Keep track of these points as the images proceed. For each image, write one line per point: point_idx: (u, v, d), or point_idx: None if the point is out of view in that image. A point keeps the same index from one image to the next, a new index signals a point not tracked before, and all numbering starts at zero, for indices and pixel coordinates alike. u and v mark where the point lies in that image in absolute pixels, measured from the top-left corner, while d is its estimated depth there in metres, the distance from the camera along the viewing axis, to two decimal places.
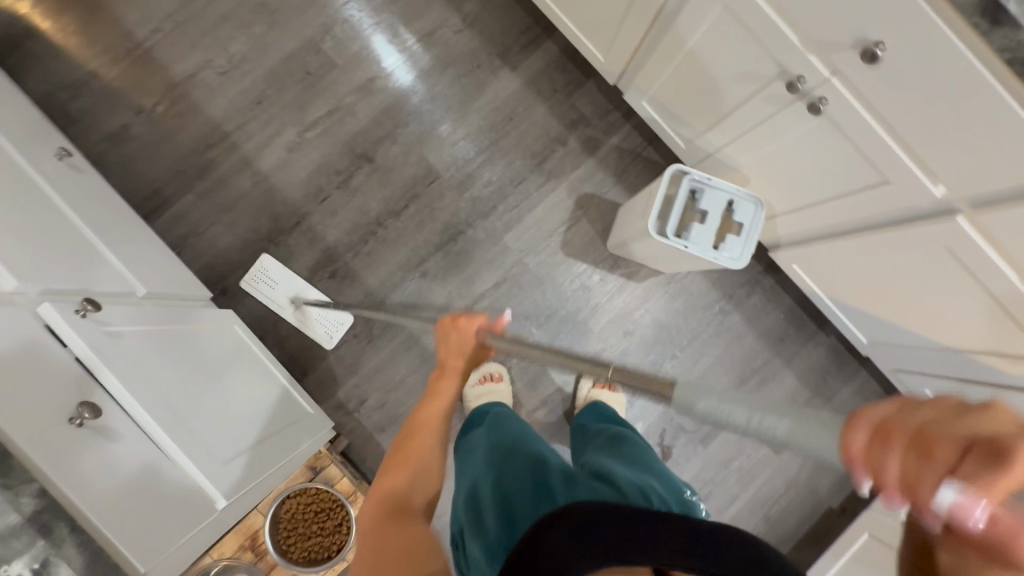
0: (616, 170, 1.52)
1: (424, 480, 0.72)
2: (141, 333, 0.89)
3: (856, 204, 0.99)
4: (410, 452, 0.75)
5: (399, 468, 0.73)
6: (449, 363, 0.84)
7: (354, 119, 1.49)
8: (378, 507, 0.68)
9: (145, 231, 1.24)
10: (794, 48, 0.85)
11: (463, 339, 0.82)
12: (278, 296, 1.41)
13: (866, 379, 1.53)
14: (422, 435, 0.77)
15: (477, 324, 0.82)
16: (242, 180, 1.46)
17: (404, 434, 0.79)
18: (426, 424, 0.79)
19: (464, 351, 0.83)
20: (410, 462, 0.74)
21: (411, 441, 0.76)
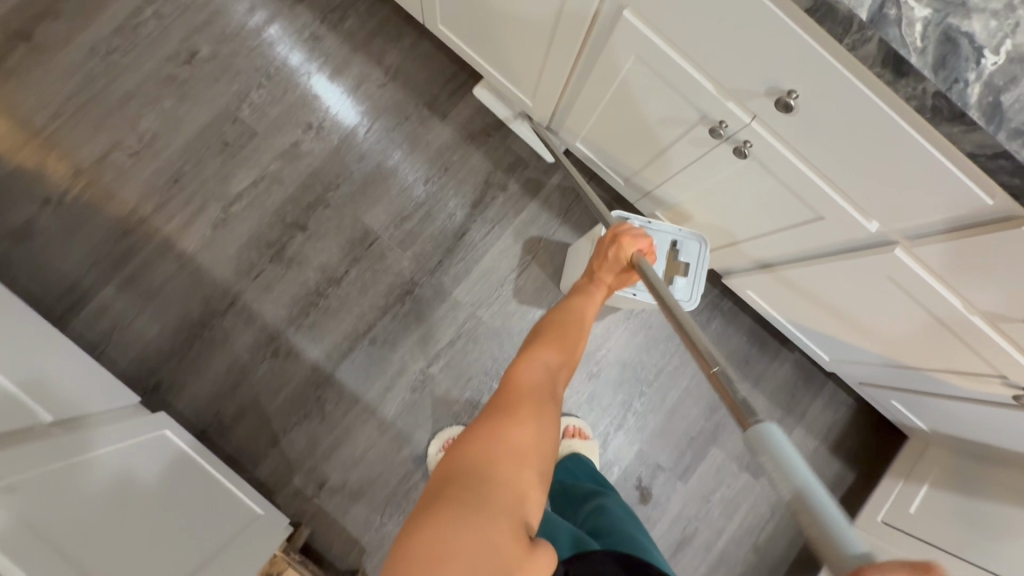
0: (560, 210, 1.48)
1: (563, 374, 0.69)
2: (43, 478, 0.80)
3: (796, 237, 0.97)
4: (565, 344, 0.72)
5: (552, 347, 0.71)
6: (601, 271, 0.87)
7: (282, 186, 1.41)
8: (525, 374, 0.66)
9: (56, 339, 1.13)
10: (711, 96, 0.83)
11: (619, 252, 0.85)
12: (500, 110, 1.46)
13: (834, 390, 1.52)
14: (573, 330, 0.75)
15: (640, 244, 0.85)
16: (167, 264, 1.37)
17: (558, 322, 0.75)
18: (580, 320, 0.77)
19: (618, 267, 0.86)
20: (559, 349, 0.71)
21: (569, 334, 0.74)
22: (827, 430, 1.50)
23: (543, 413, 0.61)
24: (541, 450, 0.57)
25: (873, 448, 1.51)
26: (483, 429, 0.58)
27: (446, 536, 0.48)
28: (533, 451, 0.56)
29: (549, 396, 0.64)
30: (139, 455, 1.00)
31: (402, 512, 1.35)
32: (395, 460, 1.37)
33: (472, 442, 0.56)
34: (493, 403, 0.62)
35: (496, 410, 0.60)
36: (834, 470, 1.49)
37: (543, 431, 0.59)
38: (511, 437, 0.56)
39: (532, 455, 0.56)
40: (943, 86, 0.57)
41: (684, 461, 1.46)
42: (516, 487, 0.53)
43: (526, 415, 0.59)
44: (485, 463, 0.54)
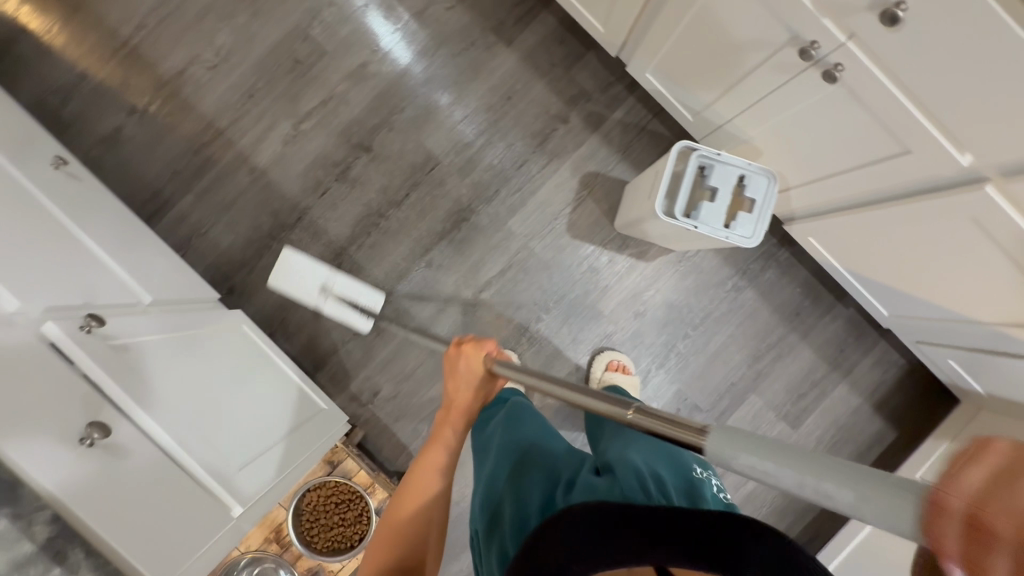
0: (621, 146, 1.46)
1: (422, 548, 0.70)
2: (160, 350, 0.90)
3: (875, 175, 0.94)
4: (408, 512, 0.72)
5: (385, 544, 0.70)
6: (456, 396, 0.83)
7: (349, 107, 1.45)
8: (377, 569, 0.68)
9: (147, 235, 1.23)
10: (807, 12, 0.79)
11: (470, 363, 0.82)
12: (303, 290, 1.33)
13: (886, 349, 1.49)
14: (410, 507, 0.72)
15: (484, 350, 0.82)
16: (241, 177, 1.44)
17: (397, 499, 0.73)
18: (418, 490, 0.73)
19: (471, 380, 0.82)
20: (394, 538, 0.70)
21: (405, 512, 0.72)
22: (873, 388, 1.49)
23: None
24: None
25: (919, 410, 1.49)
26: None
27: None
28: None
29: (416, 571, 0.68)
30: (196, 438, 0.86)
31: None
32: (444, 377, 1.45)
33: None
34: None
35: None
36: (875, 427, 1.49)
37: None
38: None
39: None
40: None
41: (721, 405, 1.49)
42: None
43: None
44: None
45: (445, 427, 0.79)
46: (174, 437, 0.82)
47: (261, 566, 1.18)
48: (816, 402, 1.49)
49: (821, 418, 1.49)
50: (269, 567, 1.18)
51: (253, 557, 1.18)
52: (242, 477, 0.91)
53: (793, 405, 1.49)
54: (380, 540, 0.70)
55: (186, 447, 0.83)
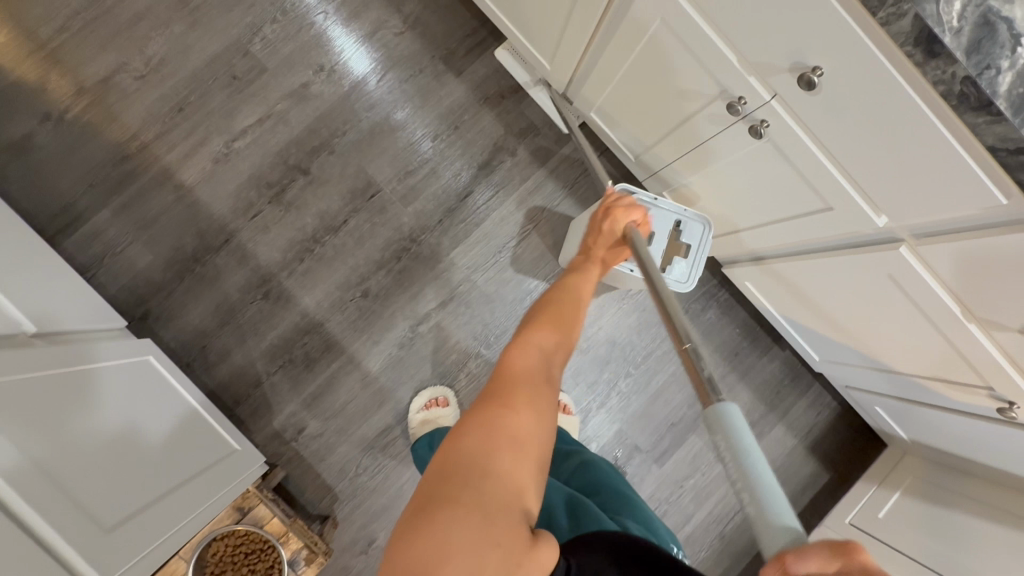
0: (567, 182, 1.46)
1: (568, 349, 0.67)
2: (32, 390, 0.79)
3: (801, 228, 0.96)
4: (563, 319, 0.68)
5: (550, 327, 0.66)
6: (602, 243, 0.85)
7: (287, 127, 1.39)
8: (521, 353, 0.62)
9: (47, 254, 1.13)
10: (734, 70, 0.80)
11: (615, 223, 0.85)
12: (523, 80, 1.43)
13: (820, 392, 1.52)
14: (574, 309, 0.70)
15: (636, 217, 0.85)
16: (165, 193, 1.35)
17: (560, 291, 0.72)
18: (579, 299, 0.72)
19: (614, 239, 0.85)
20: (559, 328, 0.67)
21: (568, 309, 0.70)
22: (807, 430, 1.51)
23: (542, 395, 0.58)
24: (540, 439, 0.55)
25: (851, 453, 1.51)
26: (479, 422, 0.54)
27: (436, 552, 0.46)
28: (530, 445, 0.54)
29: (548, 374, 0.62)
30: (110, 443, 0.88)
31: (378, 464, 1.37)
32: (376, 413, 1.37)
33: (472, 429, 0.54)
34: (496, 382, 0.59)
35: (497, 391, 0.58)
36: (809, 470, 1.50)
37: (537, 414, 0.56)
38: (508, 423, 0.54)
39: (534, 445, 0.55)
40: (972, 70, 0.55)
41: (660, 446, 1.47)
42: (515, 485, 0.51)
43: (521, 396, 0.57)
44: (487, 451, 0.52)
45: (595, 268, 0.80)
46: (30, 501, 0.72)
47: None
48: None
49: None
50: None
51: None
52: (111, 543, 0.81)
53: None
54: (548, 320, 0.66)
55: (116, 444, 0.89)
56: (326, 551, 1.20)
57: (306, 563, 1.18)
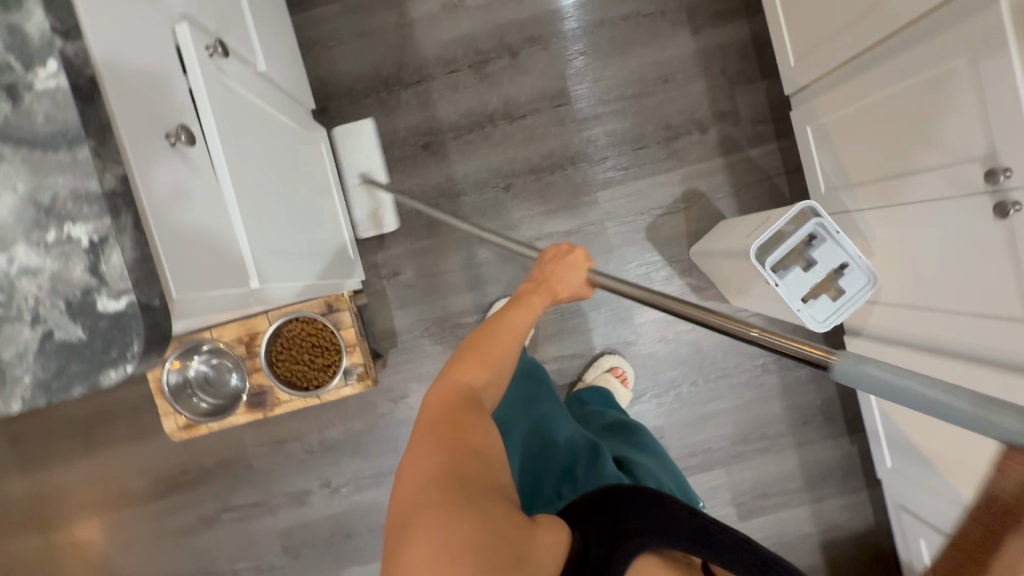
0: (739, 183, 1.42)
1: (498, 380, 0.73)
2: (248, 112, 0.90)
3: (975, 329, 0.90)
4: (495, 352, 0.74)
5: (479, 359, 0.72)
6: (550, 278, 0.86)
7: (517, 8, 1.41)
8: (451, 390, 0.68)
9: (283, 18, 1.23)
10: (1021, 138, 0.74)
11: (574, 264, 0.89)
12: (348, 167, 1.39)
13: (864, 499, 1.46)
14: (509, 340, 0.75)
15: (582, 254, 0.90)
16: (388, 15, 1.42)
17: (490, 326, 0.77)
18: (513, 331, 0.77)
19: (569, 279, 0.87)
20: (490, 358, 0.73)
21: (500, 340, 0.75)
22: (830, 525, 1.46)
23: (485, 418, 0.66)
24: (491, 444, 0.64)
25: (860, 569, 1.46)
26: (437, 449, 0.61)
27: (438, 556, 0.52)
28: (488, 456, 0.62)
29: (485, 404, 0.69)
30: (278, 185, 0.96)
31: (442, 337, 1.45)
32: (463, 294, 1.45)
33: (434, 453, 0.60)
34: (443, 411, 0.65)
35: (443, 418, 0.64)
36: (810, 561, 1.47)
37: (484, 432, 0.64)
38: (463, 443, 0.62)
39: (491, 454, 0.62)
40: None
41: (685, 462, 1.47)
42: (490, 488, 0.58)
43: (466, 421, 0.64)
44: (456, 467, 0.59)
45: (535, 297, 0.83)
46: (234, 181, 0.77)
47: (219, 360, 1.28)
48: (772, 507, 1.47)
49: (767, 525, 1.47)
50: (227, 365, 1.29)
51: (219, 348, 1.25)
52: (272, 262, 0.85)
53: (751, 498, 1.47)
54: (472, 353, 0.72)
55: (276, 188, 0.94)
56: (375, 379, 1.29)
57: (357, 378, 1.26)
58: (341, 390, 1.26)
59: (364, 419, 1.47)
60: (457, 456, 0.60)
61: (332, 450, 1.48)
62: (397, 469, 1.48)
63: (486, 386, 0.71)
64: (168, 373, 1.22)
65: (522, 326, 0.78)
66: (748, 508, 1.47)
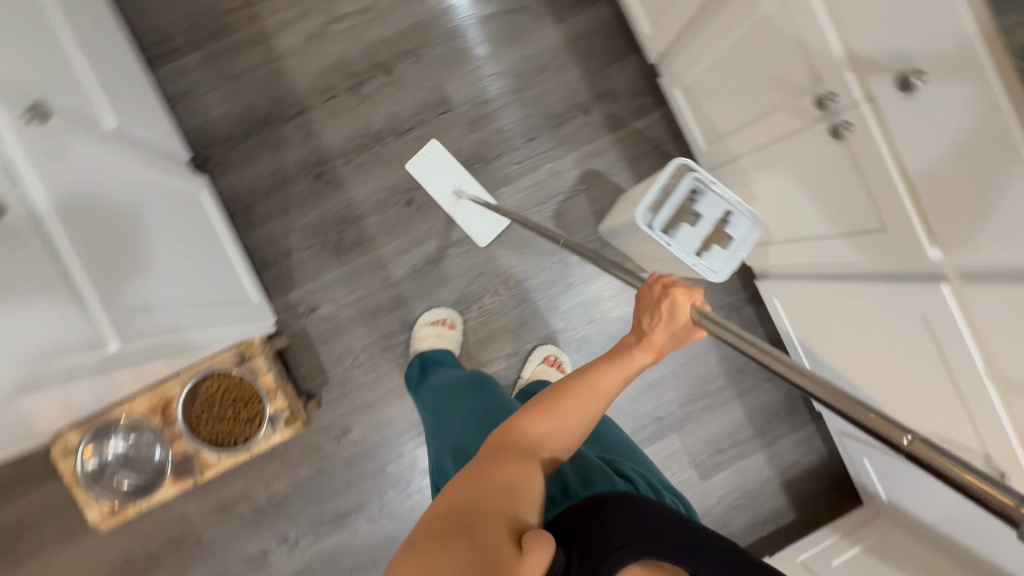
0: (631, 156, 1.46)
1: (563, 437, 0.68)
2: (105, 182, 0.87)
3: (849, 246, 0.95)
4: (564, 409, 0.67)
5: (542, 412, 0.67)
6: (654, 330, 0.69)
7: (382, 26, 1.42)
8: (512, 436, 0.66)
9: (137, 72, 1.20)
10: (835, 63, 0.78)
11: (676, 310, 0.68)
12: (439, 190, 1.39)
13: (813, 434, 1.51)
14: (581, 401, 0.68)
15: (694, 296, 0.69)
16: (255, 54, 1.41)
17: (567, 380, 0.69)
18: (589, 391, 0.68)
19: (670, 325, 0.69)
20: (555, 413, 0.67)
21: (573, 399, 0.67)
22: (787, 466, 1.50)
23: (527, 466, 0.63)
24: (521, 495, 0.60)
25: (823, 501, 1.50)
26: (467, 483, 0.60)
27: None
28: (510, 498, 0.59)
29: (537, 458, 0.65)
30: (151, 238, 0.94)
31: (373, 363, 1.42)
32: (385, 316, 1.42)
33: (462, 484, 0.60)
34: (489, 449, 0.65)
35: (487, 456, 0.64)
36: (777, 504, 1.50)
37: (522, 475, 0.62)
38: (493, 477, 0.61)
39: (519, 495, 0.60)
40: None
41: (639, 435, 1.48)
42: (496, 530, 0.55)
43: (506, 466, 0.62)
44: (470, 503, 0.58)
45: (630, 353, 0.69)
46: (83, 261, 0.75)
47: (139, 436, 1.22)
48: (730, 461, 1.49)
49: (728, 478, 1.49)
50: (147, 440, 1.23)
51: (135, 423, 1.19)
52: (141, 320, 0.83)
53: (708, 457, 1.49)
54: (541, 405, 0.68)
55: (146, 241, 0.92)
56: (306, 420, 1.25)
57: (285, 423, 1.22)
58: (271, 438, 1.22)
59: (310, 464, 1.42)
60: (477, 493, 0.59)
61: (283, 503, 1.42)
62: (354, 508, 1.43)
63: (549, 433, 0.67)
64: (83, 460, 1.15)
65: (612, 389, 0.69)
66: (707, 466, 1.49)
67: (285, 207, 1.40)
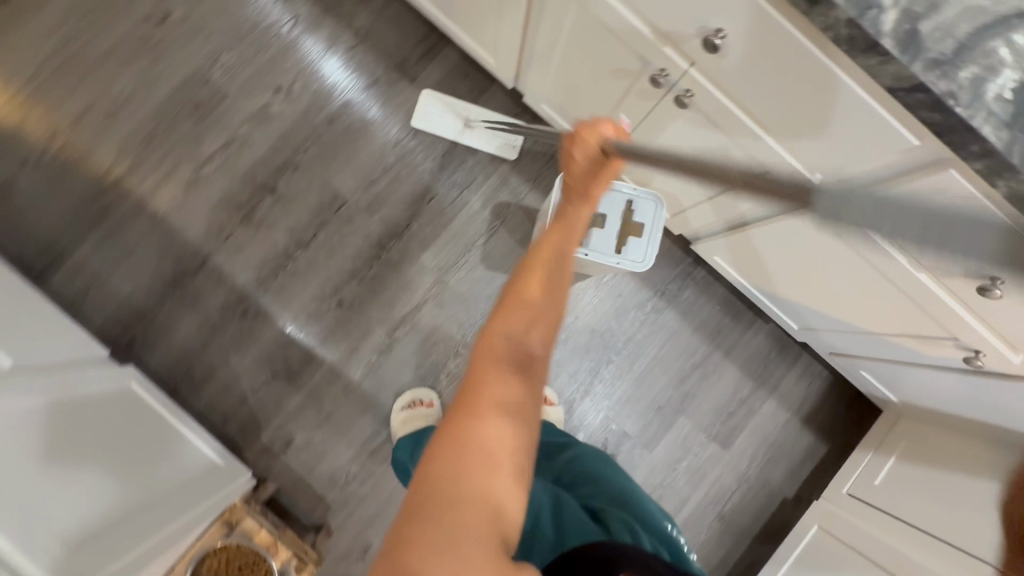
0: (532, 175, 1.46)
1: (541, 330, 0.65)
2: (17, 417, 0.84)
3: (746, 195, 0.94)
4: (533, 300, 0.67)
5: (515, 311, 0.66)
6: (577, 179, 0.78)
7: (251, 149, 1.42)
8: (491, 346, 0.63)
9: (26, 290, 1.17)
10: (650, 43, 0.80)
11: (588, 151, 0.76)
12: (451, 124, 1.44)
13: (809, 361, 1.49)
14: (541, 278, 0.69)
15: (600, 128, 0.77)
16: (141, 224, 1.39)
17: (529, 265, 0.71)
18: (544, 261, 0.71)
19: (591, 166, 0.76)
20: (529, 310, 0.66)
21: (535, 284, 0.68)
22: (799, 402, 1.48)
23: (514, 382, 0.61)
24: (512, 429, 0.58)
25: (845, 421, 1.48)
26: (451, 428, 0.57)
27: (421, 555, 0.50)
28: (500, 446, 0.56)
29: (524, 364, 0.62)
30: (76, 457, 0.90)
31: (367, 471, 1.38)
32: (361, 420, 1.39)
33: (447, 430, 0.58)
34: (471, 378, 0.61)
35: (469, 387, 0.60)
36: (805, 443, 1.47)
37: (510, 413, 0.58)
38: (474, 432, 0.56)
39: (502, 452, 0.56)
40: (854, 11, 0.54)
41: (649, 431, 1.45)
42: (485, 486, 0.54)
43: (489, 394, 0.59)
44: (457, 461, 0.55)
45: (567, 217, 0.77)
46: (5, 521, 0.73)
47: None
48: (744, 420, 1.47)
49: (750, 437, 1.47)
50: None
51: None
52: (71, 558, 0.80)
53: (722, 425, 1.47)
54: (512, 305, 0.66)
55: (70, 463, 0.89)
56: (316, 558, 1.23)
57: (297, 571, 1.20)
58: None
59: None
60: (463, 444, 0.56)
61: None
62: None
63: (529, 343, 0.64)
64: None
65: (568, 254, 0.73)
66: (726, 434, 1.46)
67: (224, 355, 1.38)
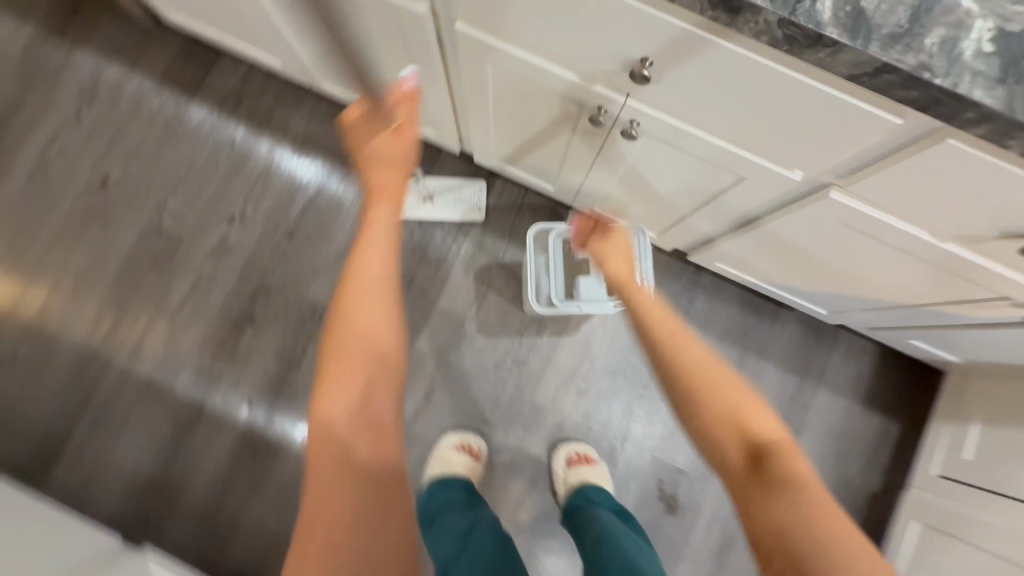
0: (505, 229, 1.39)
1: (381, 375, 0.61)
2: None
3: (729, 202, 0.87)
4: (358, 347, 0.61)
5: (345, 371, 0.59)
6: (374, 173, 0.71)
7: (220, 285, 1.38)
8: (321, 428, 0.57)
9: (27, 500, 1.12)
10: (578, 86, 0.75)
11: (368, 139, 0.72)
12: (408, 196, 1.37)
13: (850, 338, 1.38)
14: (364, 309, 0.63)
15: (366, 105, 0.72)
16: (129, 392, 1.34)
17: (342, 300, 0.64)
18: (362, 288, 0.64)
19: (377, 155, 0.71)
20: (355, 363, 0.60)
21: (357, 328, 0.61)
22: (852, 384, 1.36)
23: (368, 468, 0.57)
24: (370, 510, 0.56)
25: (909, 391, 1.36)
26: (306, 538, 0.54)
27: None
28: (359, 534, 0.55)
29: (372, 431, 0.59)
30: None
31: None
32: None
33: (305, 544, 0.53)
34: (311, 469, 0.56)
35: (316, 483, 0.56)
36: (873, 426, 1.35)
37: (367, 497, 0.56)
38: (327, 536, 0.54)
39: (363, 541, 0.55)
40: (784, 10, 0.47)
41: (704, 460, 1.34)
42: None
43: (337, 485, 0.55)
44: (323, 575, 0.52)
45: (370, 220, 0.69)
46: None
47: None
48: (800, 420, 1.35)
49: (812, 437, 1.35)
50: None
51: None
52: None
53: None
54: (339, 365, 0.60)
55: None
56: None
57: None
58: None
59: None
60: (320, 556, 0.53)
61: None
62: None
63: (371, 402, 0.60)
64: None
65: (382, 257, 0.67)
66: None
67: (244, 504, 1.30)
